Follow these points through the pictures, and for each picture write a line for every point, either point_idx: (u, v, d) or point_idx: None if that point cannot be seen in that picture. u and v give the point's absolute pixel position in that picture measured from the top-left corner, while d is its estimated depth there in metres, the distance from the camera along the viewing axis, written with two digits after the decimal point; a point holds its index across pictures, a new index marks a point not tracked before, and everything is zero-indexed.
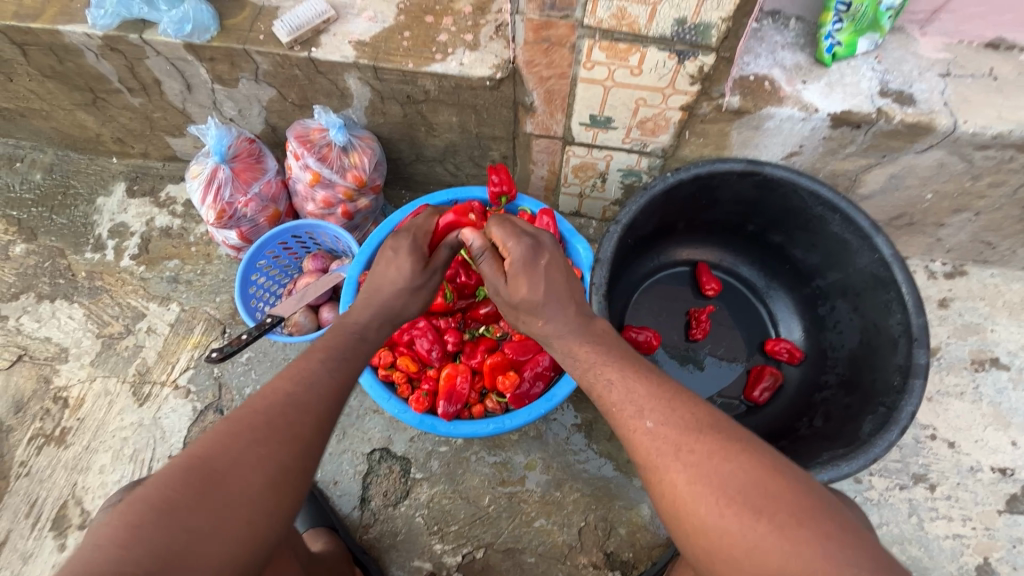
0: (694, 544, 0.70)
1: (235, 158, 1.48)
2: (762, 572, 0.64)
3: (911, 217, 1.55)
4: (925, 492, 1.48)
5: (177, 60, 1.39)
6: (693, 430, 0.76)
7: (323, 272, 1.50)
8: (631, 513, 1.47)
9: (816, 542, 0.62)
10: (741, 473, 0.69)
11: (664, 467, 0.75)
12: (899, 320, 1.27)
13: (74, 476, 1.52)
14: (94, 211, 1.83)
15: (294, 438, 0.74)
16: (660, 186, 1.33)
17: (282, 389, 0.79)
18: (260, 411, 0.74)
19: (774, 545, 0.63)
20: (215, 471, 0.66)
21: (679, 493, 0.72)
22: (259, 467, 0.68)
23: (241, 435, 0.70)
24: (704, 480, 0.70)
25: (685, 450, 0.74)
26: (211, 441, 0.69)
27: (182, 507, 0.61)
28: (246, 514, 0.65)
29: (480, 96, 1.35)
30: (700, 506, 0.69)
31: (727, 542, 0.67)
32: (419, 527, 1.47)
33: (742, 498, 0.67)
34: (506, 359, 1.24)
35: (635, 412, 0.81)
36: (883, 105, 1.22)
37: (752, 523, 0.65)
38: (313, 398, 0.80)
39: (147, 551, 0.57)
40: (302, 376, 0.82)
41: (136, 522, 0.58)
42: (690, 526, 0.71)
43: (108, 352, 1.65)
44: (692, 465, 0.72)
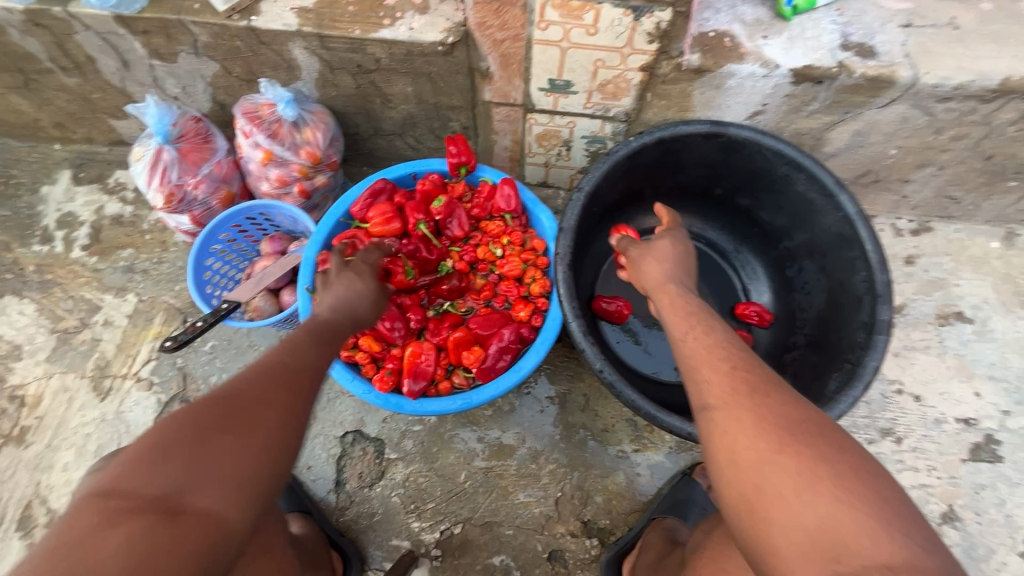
0: (741, 478, 0.67)
1: (181, 138, 1.41)
2: (809, 513, 0.61)
3: (877, 174, 1.55)
4: (892, 446, 1.51)
5: (109, 34, 1.31)
6: (769, 384, 0.74)
7: (282, 254, 1.45)
8: (607, 481, 1.48)
9: (869, 499, 0.60)
10: (808, 427, 0.67)
11: (733, 405, 0.72)
12: (864, 278, 1.27)
13: (38, 475, 1.48)
14: (38, 201, 1.75)
15: (304, 388, 0.78)
16: (623, 151, 1.30)
17: (296, 353, 0.82)
18: (282, 363, 0.79)
19: (827, 490, 0.61)
20: (236, 402, 0.70)
21: (739, 429, 0.70)
22: (273, 406, 0.73)
23: (264, 379, 0.75)
24: (772, 422, 0.68)
25: (761, 395, 0.72)
26: (236, 380, 0.74)
27: (207, 428, 0.66)
28: (263, 442, 0.69)
29: (434, 63, 1.30)
30: (758, 441, 0.67)
31: (773, 477, 0.64)
32: (396, 507, 1.46)
33: (806, 447, 0.65)
34: (471, 335, 1.23)
35: (722, 358, 0.79)
36: (844, 58, 1.19)
37: (806, 465, 0.63)
38: (316, 365, 0.82)
39: (178, 462, 0.62)
40: (294, 342, 0.83)
41: (166, 438, 0.64)
42: (744, 461, 0.68)
43: (64, 347, 1.59)
44: (763, 409, 0.70)
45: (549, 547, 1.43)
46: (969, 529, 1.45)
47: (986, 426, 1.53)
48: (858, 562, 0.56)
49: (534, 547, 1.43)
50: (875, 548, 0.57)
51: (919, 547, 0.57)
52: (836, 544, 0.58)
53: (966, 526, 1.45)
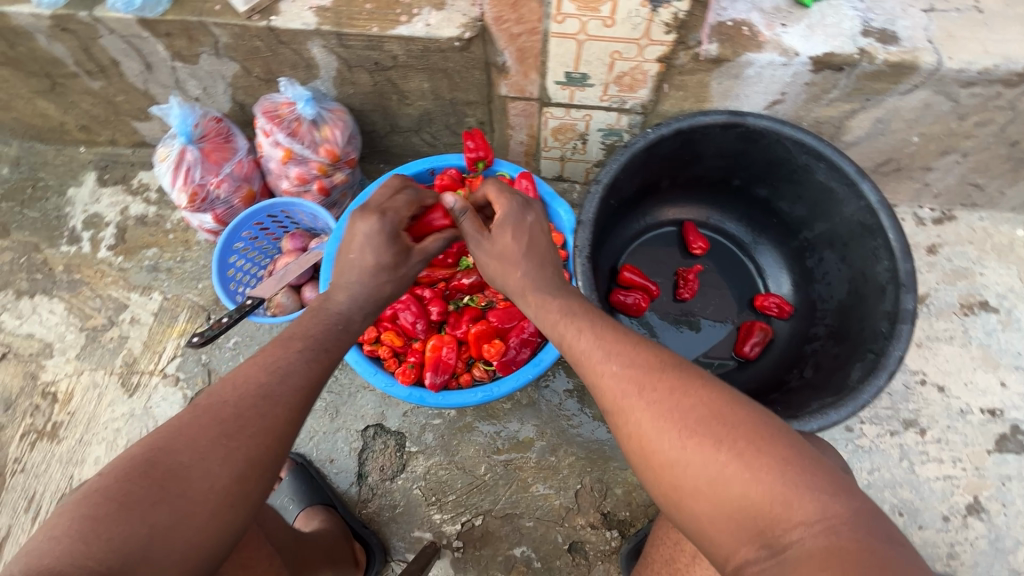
0: (661, 481, 0.71)
1: (204, 138, 1.44)
2: (726, 499, 0.65)
3: (898, 162, 1.52)
4: (915, 437, 1.50)
5: (133, 38, 1.34)
6: (655, 370, 0.77)
7: (303, 251, 1.47)
8: (626, 473, 1.48)
9: (772, 464, 0.64)
10: (702, 407, 0.71)
11: (630, 409, 0.75)
12: (887, 267, 1.26)
13: (70, 469, 1.52)
14: (66, 203, 1.79)
15: (262, 432, 0.76)
16: (641, 143, 1.30)
17: (257, 378, 0.80)
18: (232, 403, 0.76)
19: (737, 473, 0.65)
20: (176, 466, 0.69)
21: (646, 433, 0.73)
22: (222, 462, 0.71)
23: (208, 429, 0.73)
24: (668, 417, 0.72)
25: (649, 390, 0.75)
26: (178, 433, 0.71)
27: (138, 501, 0.64)
28: (205, 508, 0.68)
29: (451, 59, 1.30)
30: (663, 442, 0.71)
31: (688, 473, 0.68)
32: (417, 499, 1.48)
33: (704, 432, 0.68)
34: (490, 327, 1.22)
35: (603, 360, 0.82)
36: (865, 45, 1.18)
37: (711, 453, 0.67)
38: (286, 390, 0.81)
39: (104, 544, 0.61)
40: (279, 367, 0.83)
41: (95, 515, 0.62)
42: (658, 463, 0.71)
43: (94, 345, 1.63)
44: (656, 404, 0.73)
45: (569, 539, 1.44)
46: (995, 521, 1.43)
47: (1013, 416, 1.51)
48: (779, 528, 0.61)
49: (554, 539, 1.44)
50: (791, 511, 0.61)
51: (825, 495, 0.62)
52: (757, 518, 0.63)
53: (993, 518, 1.43)
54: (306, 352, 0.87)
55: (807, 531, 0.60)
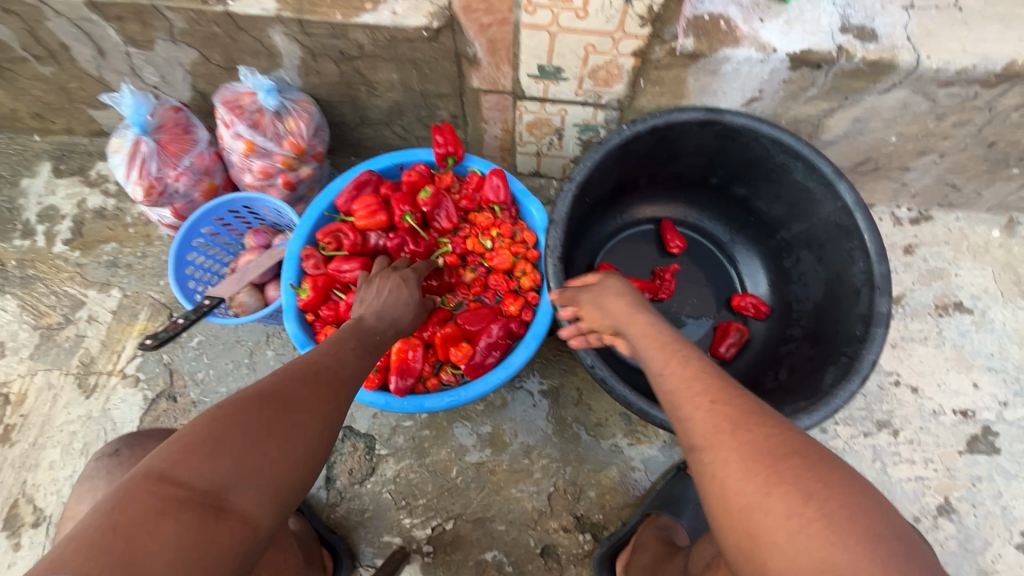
0: (735, 527, 0.63)
1: (161, 129, 1.36)
2: (803, 562, 0.56)
3: (876, 161, 1.51)
4: (888, 438, 1.49)
5: (82, 21, 1.26)
6: (751, 413, 0.70)
7: (266, 248, 1.41)
8: (600, 475, 1.46)
9: (864, 535, 0.56)
10: (797, 459, 0.63)
11: (717, 445, 0.68)
12: (862, 269, 1.24)
13: (23, 474, 1.46)
14: (19, 194, 1.71)
15: (337, 399, 0.77)
16: (616, 140, 1.26)
17: (331, 358, 0.83)
18: (313, 367, 0.78)
19: (822, 534, 0.56)
20: (276, 400, 0.68)
21: (726, 472, 0.66)
22: (312, 410, 0.72)
23: (302, 380, 0.74)
24: (757, 460, 0.64)
25: (743, 429, 0.68)
26: (282, 375, 0.73)
27: (255, 424, 0.64)
28: (301, 448, 0.67)
29: (419, 49, 1.25)
30: (747, 484, 0.63)
31: (768, 525, 0.60)
32: (387, 503, 1.44)
33: (796, 485, 0.60)
34: (459, 330, 1.18)
35: (701, 391, 0.75)
36: (843, 42, 1.15)
37: (798, 506, 0.59)
38: (351, 374, 0.83)
39: (226, 455, 0.60)
40: (339, 352, 0.85)
41: (219, 430, 0.62)
42: (735, 507, 0.64)
43: (48, 344, 1.56)
44: (747, 445, 0.66)
45: (542, 542, 1.42)
46: (965, 522, 1.44)
47: (984, 417, 1.51)
48: None
49: (527, 543, 1.42)
50: None
51: None
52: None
53: (962, 519, 1.44)
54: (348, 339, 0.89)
55: None
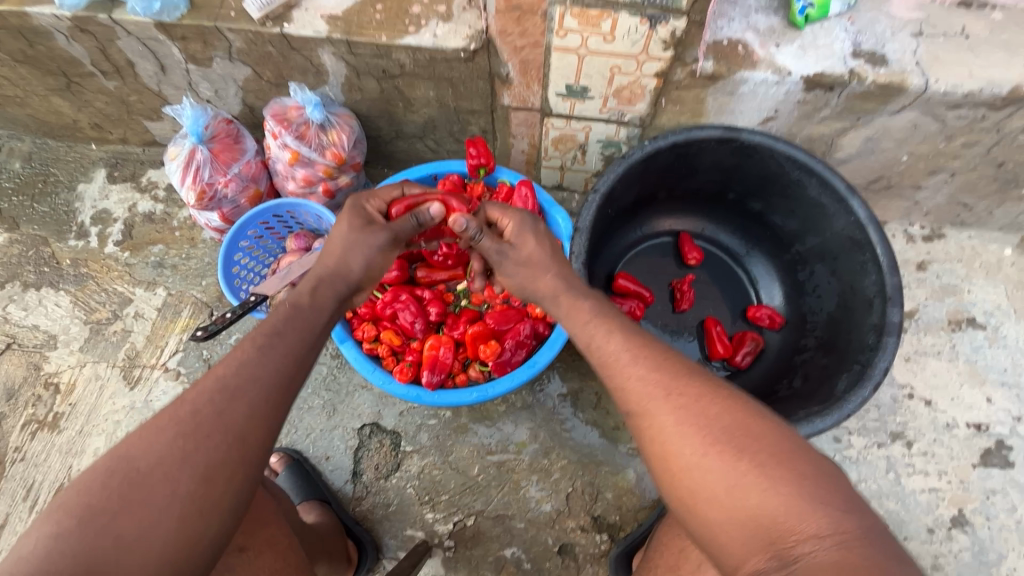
0: (679, 485, 0.76)
1: (213, 139, 1.48)
2: (742, 508, 0.70)
3: (888, 180, 1.57)
4: (902, 449, 1.52)
5: (149, 40, 1.38)
6: (681, 377, 0.82)
7: (306, 250, 1.50)
8: (617, 477, 1.51)
9: (788, 477, 0.70)
10: (726, 417, 0.76)
11: (655, 413, 0.80)
12: (874, 281, 1.30)
13: (69, 460, 1.54)
14: (75, 198, 1.83)
15: (220, 431, 0.76)
16: (638, 155, 1.34)
17: (215, 374, 0.80)
18: (187, 403, 0.77)
19: (755, 483, 0.70)
20: (134, 475, 0.71)
21: (668, 438, 0.78)
22: (181, 467, 0.72)
23: (164, 432, 0.74)
24: (692, 424, 0.76)
25: (675, 395, 0.80)
26: (137, 438, 0.73)
27: (99, 514, 0.67)
28: (169, 513, 0.70)
29: (456, 68, 1.35)
30: (685, 447, 0.76)
31: (708, 479, 0.73)
32: (411, 498, 1.50)
33: (727, 441, 0.74)
34: (487, 329, 1.25)
35: (631, 362, 0.86)
36: (855, 66, 1.22)
37: (732, 460, 0.72)
38: (241, 382, 0.80)
39: (70, 555, 0.65)
40: (235, 360, 0.83)
41: (60, 531, 0.66)
42: (676, 466, 0.76)
43: (97, 338, 1.66)
44: (681, 410, 0.78)
45: (559, 541, 1.46)
46: (979, 534, 1.45)
47: (998, 431, 1.54)
48: (792, 539, 0.66)
49: (545, 541, 1.46)
50: (805, 524, 0.66)
51: (839, 511, 0.67)
52: (768, 526, 0.68)
53: (977, 531, 1.46)
54: (259, 338, 0.87)
55: (819, 544, 0.65)
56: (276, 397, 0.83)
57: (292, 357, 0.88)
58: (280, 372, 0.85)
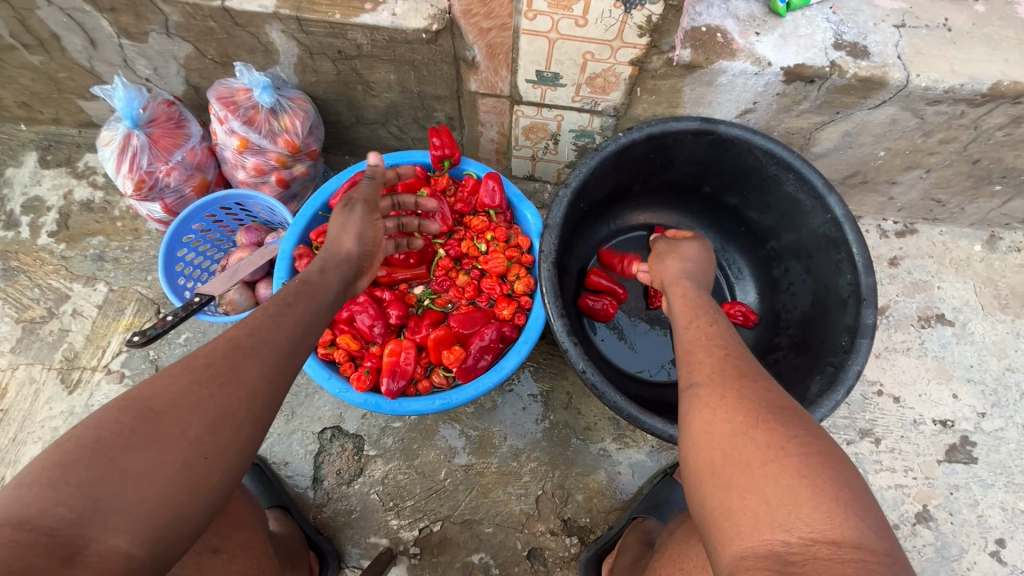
0: (715, 452, 0.70)
1: (153, 122, 1.35)
2: (766, 489, 0.63)
3: (864, 175, 1.54)
4: (870, 446, 1.53)
5: (74, 11, 1.24)
6: (760, 373, 0.78)
7: (258, 245, 1.40)
8: (588, 479, 1.47)
9: (831, 478, 0.62)
10: (787, 412, 0.70)
11: (720, 383, 0.77)
12: (849, 280, 1.27)
13: (2, 470, 1.43)
14: (3, 184, 1.67)
15: (235, 382, 0.70)
16: (612, 147, 1.27)
17: (233, 331, 0.76)
18: (202, 353, 0.71)
19: (791, 474, 0.63)
20: (152, 410, 0.63)
21: (718, 410, 0.73)
22: (196, 409, 0.66)
23: (180, 376, 0.67)
24: (754, 402, 0.72)
25: (745, 378, 0.76)
26: (152, 379, 0.67)
27: (110, 447, 0.59)
28: (179, 458, 0.62)
29: (418, 51, 1.25)
30: (737, 415, 0.71)
31: (745, 447, 0.67)
32: (374, 504, 1.44)
33: (779, 426, 0.68)
34: (452, 333, 1.18)
35: (719, 344, 0.84)
36: (836, 58, 1.17)
37: (780, 440, 0.66)
38: (258, 342, 0.76)
39: (73, 490, 0.56)
40: (247, 324, 0.78)
41: (64, 461, 0.57)
42: (719, 432, 0.71)
43: (31, 338, 1.53)
44: (745, 389, 0.74)
45: (529, 545, 1.42)
46: (942, 529, 1.47)
47: (963, 427, 1.55)
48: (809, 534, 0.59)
49: (514, 546, 1.42)
50: (830, 524, 0.59)
51: (872, 531, 0.59)
52: (782, 509, 0.61)
53: (940, 526, 1.47)
54: (272, 309, 0.83)
55: (836, 551, 0.58)
56: (286, 361, 0.78)
57: (304, 328, 0.84)
58: (293, 338, 0.81)
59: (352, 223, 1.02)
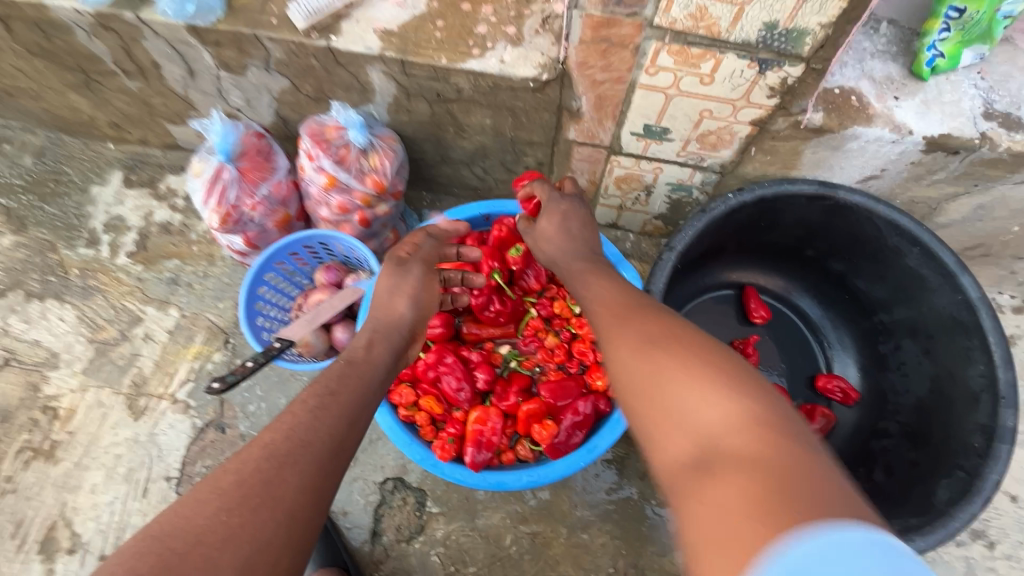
0: (669, 429, 0.63)
1: (242, 156, 1.33)
2: (714, 450, 0.57)
3: (988, 248, 1.40)
4: (983, 550, 1.36)
5: (179, 43, 1.23)
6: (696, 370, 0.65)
7: (337, 286, 1.35)
8: (664, 560, 1.35)
9: (746, 428, 0.57)
10: (741, 425, 0.58)
11: (663, 412, 0.64)
12: (982, 372, 1.14)
13: (64, 495, 1.41)
14: (88, 202, 1.69)
15: (271, 504, 0.60)
16: (720, 209, 1.19)
17: (266, 439, 0.67)
18: (231, 470, 0.62)
19: (734, 431, 0.57)
20: (168, 557, 0.53)
21: (664, 374, 0.67)
22: (225, 553, 0.55)
23: (205, 504, 0.58)
24: (698, 429, 0.60)
25: (681, 387, 0.64)
26: (168, 515, 0.57)
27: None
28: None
29: (521, 98, 1.19)
30: (684, 453, 0.59)
31: (703, 497, 0.54)
32: (434, 567, 1.35)
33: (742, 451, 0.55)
34: (544, 406, 1.08)
35: (641, 314, 0.79)
36: (987, 129, 1.05)
37: (742, 478, 0.52)
38: (297, 447, 0.67)
39: None
40: (287, 424, 0.69)
41: None
42: (677, 482, 0.58)
43: (102, 359, 1.52)
44: (690, 410, 0.62)
45: None
46: None
47: None
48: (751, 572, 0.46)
49: None
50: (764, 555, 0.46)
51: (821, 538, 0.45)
52: (736, 499, 0.52)
53: None
54: (310, 401, 0.74)
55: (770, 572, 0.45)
56: (330, 465, 0.68)
57: (349, 419, 0.75)
58: (338, 438, 0.71)
59: (395, 280, 0.98)
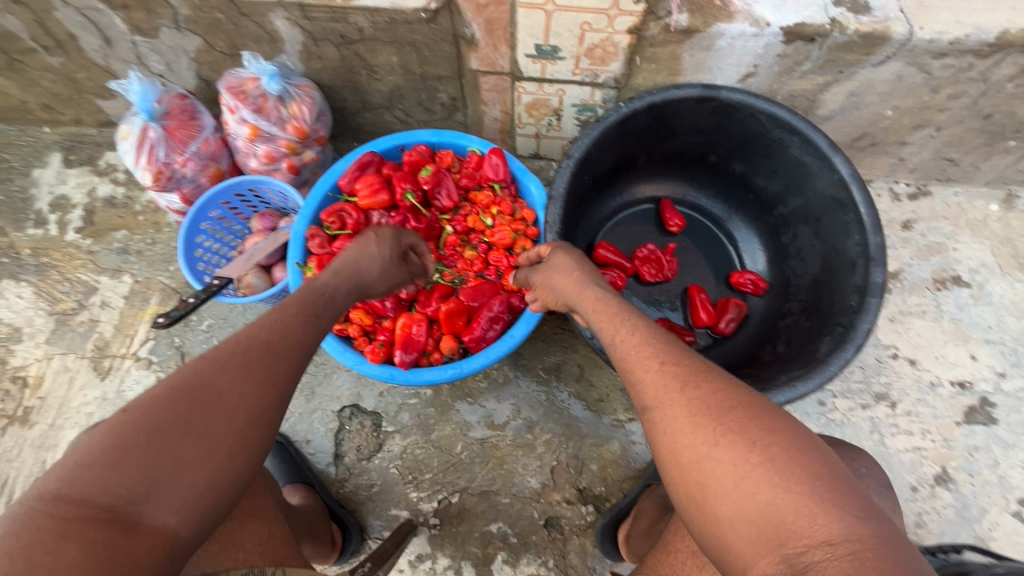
0: (685, 474, 0.68)
1: (167, 115, 1.40)
2: (733, 484, 0.63)
3: (873, 136, 1.52)
4: (886, 410, 1.52)
5: (88, 10, 1.29)
6: (702, 371, 0.74)
7: (272, 231, 1.45)
8: (602, 449, 1.49)
9: (803, 476, 0.61)
10: (740, 412, 0.67)
11: (668, 403, 0.72)
12: (858, 241, 1.26)
13: (43, 453, 1.51)
14: (31, 185, 1.75)
15: (268, 380, 0.76)
16: (613, 117, 1.27)
17: (259, 333, 0.80)
18: (240, 352, 0.76)
19: (763, 478, 0.61)
20: (199, 403, 0.68)
21: (677, 427, 0.70)
22: (236, 407, 0.71)
23: (223, 371, 0.72)
24: (705, 414, 0.68)
25: (692, 386, 0.72)
26: (198, 363, 0.72)
27: (167, 433, 0.65)
28: (225, 449, 0.69)
29: (418, 31, 1.27)
30: (697, 439, 0.67)
31: (715, 472, 0.65)
32: (394, 478, 1.48)
33: (740, 432, 0.65)
34: (462, 305, 1.23)
35: (651, 356, 0.79)
36: (837, 14, 1.16)
37: (744, 453, 0.63)
38: (287, 346, 0.81)
39: (134, 472, 0.62)
40: (278, 324, 0.83)
41: (123, 443, 0.62)
42: (685, 457, 0.68)
43: (63, 329, 1.61)
44: (696, 400, 0.70)
45: (545, 515, 1.45)
46: (962, 490, 1.46)
47: (982, 389, 1.53)
48: (802, 544, 0.57)
49: (531, 515, 1.45)
50: (816, 527, 0.57)
51: (852, 516, 0.58)
52: (779, 527, 0.59)
53: (960, 487, 1.46)
54: (299, 315, 0.88)
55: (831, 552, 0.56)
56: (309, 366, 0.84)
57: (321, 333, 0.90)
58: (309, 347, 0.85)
59: None
